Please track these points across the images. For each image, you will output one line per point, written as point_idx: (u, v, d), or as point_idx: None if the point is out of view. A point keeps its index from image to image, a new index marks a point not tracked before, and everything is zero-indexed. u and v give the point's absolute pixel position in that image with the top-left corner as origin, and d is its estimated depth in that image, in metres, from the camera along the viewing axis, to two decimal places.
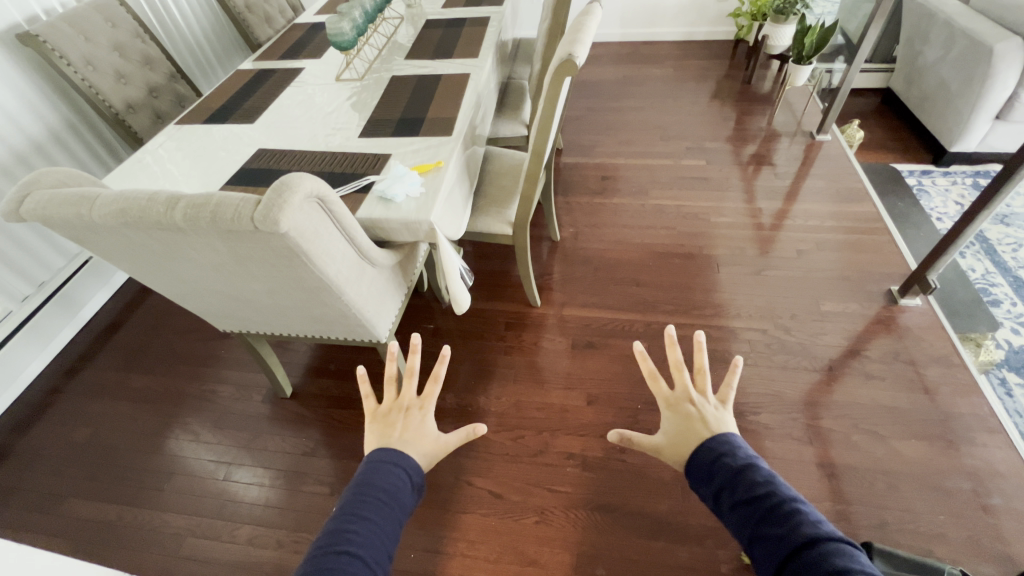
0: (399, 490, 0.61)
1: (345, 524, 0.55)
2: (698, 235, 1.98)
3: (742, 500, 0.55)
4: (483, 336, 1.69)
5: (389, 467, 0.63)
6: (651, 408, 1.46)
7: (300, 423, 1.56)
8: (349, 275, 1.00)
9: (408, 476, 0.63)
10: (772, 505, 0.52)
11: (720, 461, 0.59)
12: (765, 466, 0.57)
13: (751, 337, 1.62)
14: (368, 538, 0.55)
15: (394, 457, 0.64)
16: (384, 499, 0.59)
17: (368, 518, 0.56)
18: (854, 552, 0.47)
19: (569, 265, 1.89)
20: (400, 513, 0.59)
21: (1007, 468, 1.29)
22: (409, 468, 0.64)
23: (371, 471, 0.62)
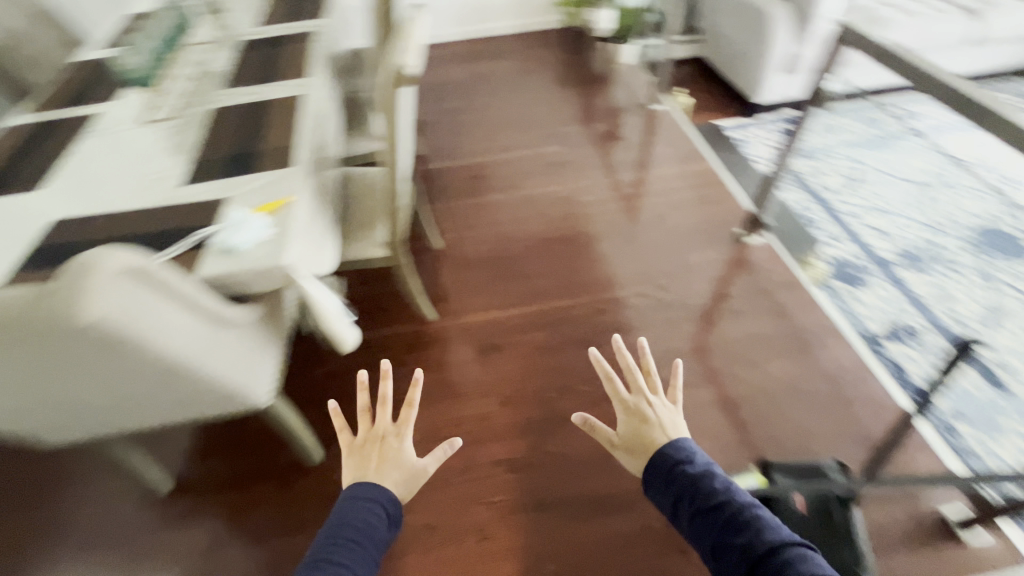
0: (377, 527, 0.71)
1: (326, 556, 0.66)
2: (571, 217, 2.07)
3: (698, 503, 0.70)
4: (382, 365, 1.60)
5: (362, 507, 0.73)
6: (564, 393, 1.50)
7: (192, 518, 1.34)
8: (201, 345, 0.87)
9: (386, 515, 0.73)
10: (724, 507, 0.68)
11: (680, 469, 0.74)
12: (718, 472, 0.73)
13: (636, 302, 1.73)
14: (343, 565, 0.65)
15: (368, 497, 0.74)
16: (364, 534, 0.70)
17: (348, 549, 0.67)
18: (811, 555, 0.60)
19: (456, 272, 1.87)
20: (371, 548, 0.69)
21: (850, 362, 1.54)
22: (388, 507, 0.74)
23: (346, 511, 0.72)
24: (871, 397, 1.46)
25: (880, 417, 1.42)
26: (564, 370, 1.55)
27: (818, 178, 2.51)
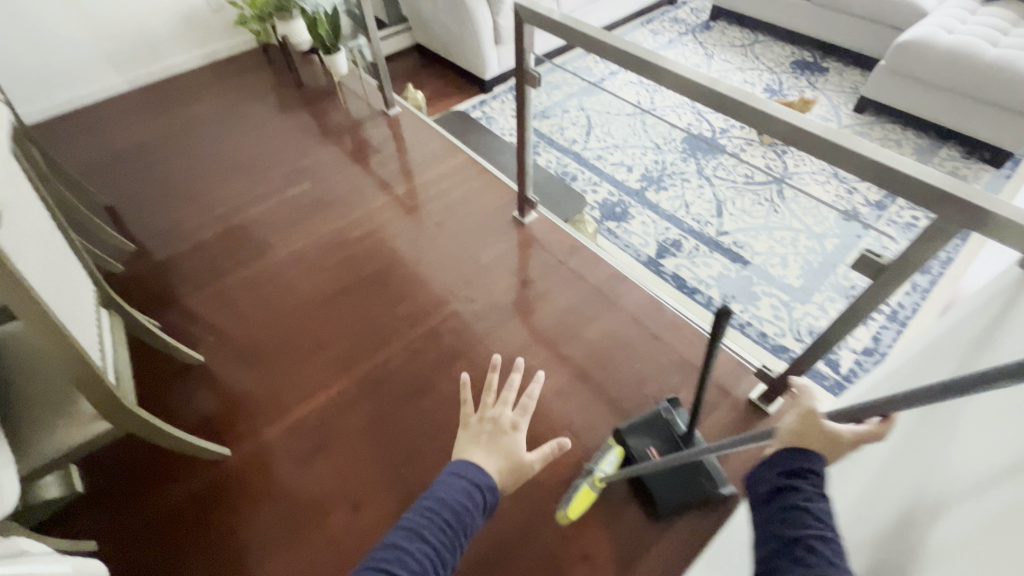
0: (466, 521, 0.79)
1: (413, 545, 0.74)
2: (349, 258, 1.85)
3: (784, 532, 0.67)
4: (180, 547, 1.21)
5: (483, 485, 0.84)
6: (413, 460, 1.34)
7: None
8: None
9: (480, 505, 0.82)
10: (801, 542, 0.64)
11: (800, 488, 0.68)
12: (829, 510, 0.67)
13: (451, 325, 1.63)
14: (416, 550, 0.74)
15: (485, 476, 0.85)
16: (457, 520, 0.79)
17: (428, 542, 0.75)
18: None
19: (237, 379, 1.51)
20: (456, 538, 0.78)
21: (644, 299, 1.70)
22: (491, 494, 0.84)
23: (477, 483, 0.84)
24: (670, 322, 1.64)
25: (683, 337, 1.60)
26: (405, 436, 1.38)
27: None
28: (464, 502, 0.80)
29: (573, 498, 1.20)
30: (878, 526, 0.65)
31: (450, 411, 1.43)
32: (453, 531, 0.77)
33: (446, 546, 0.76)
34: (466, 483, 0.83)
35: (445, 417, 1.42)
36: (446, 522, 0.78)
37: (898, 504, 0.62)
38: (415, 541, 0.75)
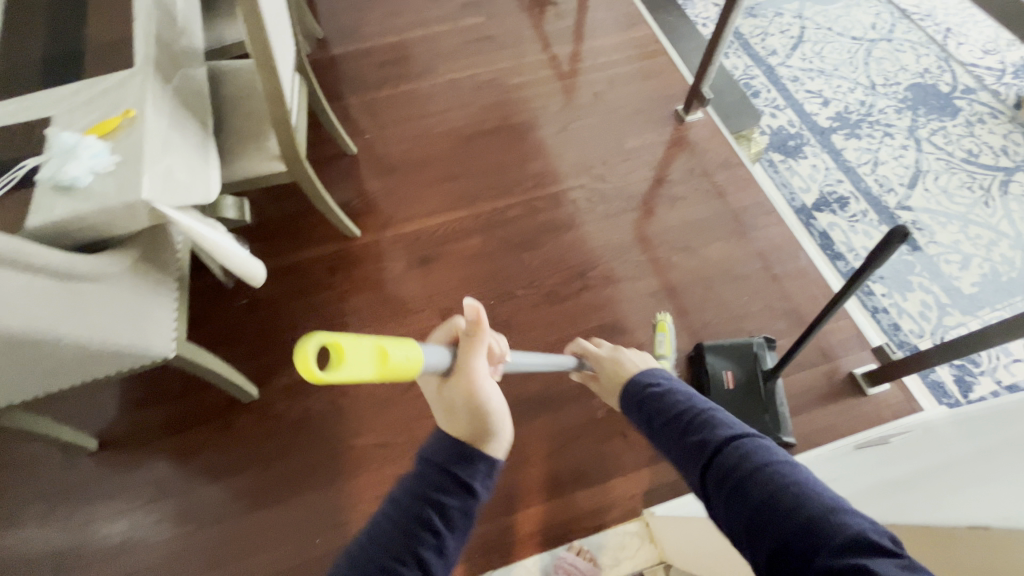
0: (437, 524, 0.57)
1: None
2: (497, 104, 1.85)
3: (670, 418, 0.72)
4: (309, 291, 1.48)
5: (451, 462, 0.61)
6: (502, 301, 1.45)
7: (127, 471, 1.26)
8: (54, 312, 0.73)
9: (456, 484, 0.60)
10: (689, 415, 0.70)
11: (672, 404, 0.73)
12: (708, 402, 0.70)
13: (574, 197, 1.63)
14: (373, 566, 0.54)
15: (457, 449, 0.62)
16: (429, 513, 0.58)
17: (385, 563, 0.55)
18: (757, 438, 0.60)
19: (375, 178, 1.67)
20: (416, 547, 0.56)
21: (783, 239, 1.56)
22: (473, 470, 0.61)
23: (439, 464, 0.61)
24: (800, 272, 1.51)
25: (807, 291, 1.48)
26: (502, 276, 1.49)
27: (763, 40, 2.35)
28: (426, 497, 0.59)
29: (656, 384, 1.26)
30: (871, 485, 0.78)
31: (547, 271, 1.50)
32: (424, 534, 0.57)
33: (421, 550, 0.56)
34: (426, 475, 0.60)
35: (541, 276, 1.49)
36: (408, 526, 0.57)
37: (896, 482, 0.69)
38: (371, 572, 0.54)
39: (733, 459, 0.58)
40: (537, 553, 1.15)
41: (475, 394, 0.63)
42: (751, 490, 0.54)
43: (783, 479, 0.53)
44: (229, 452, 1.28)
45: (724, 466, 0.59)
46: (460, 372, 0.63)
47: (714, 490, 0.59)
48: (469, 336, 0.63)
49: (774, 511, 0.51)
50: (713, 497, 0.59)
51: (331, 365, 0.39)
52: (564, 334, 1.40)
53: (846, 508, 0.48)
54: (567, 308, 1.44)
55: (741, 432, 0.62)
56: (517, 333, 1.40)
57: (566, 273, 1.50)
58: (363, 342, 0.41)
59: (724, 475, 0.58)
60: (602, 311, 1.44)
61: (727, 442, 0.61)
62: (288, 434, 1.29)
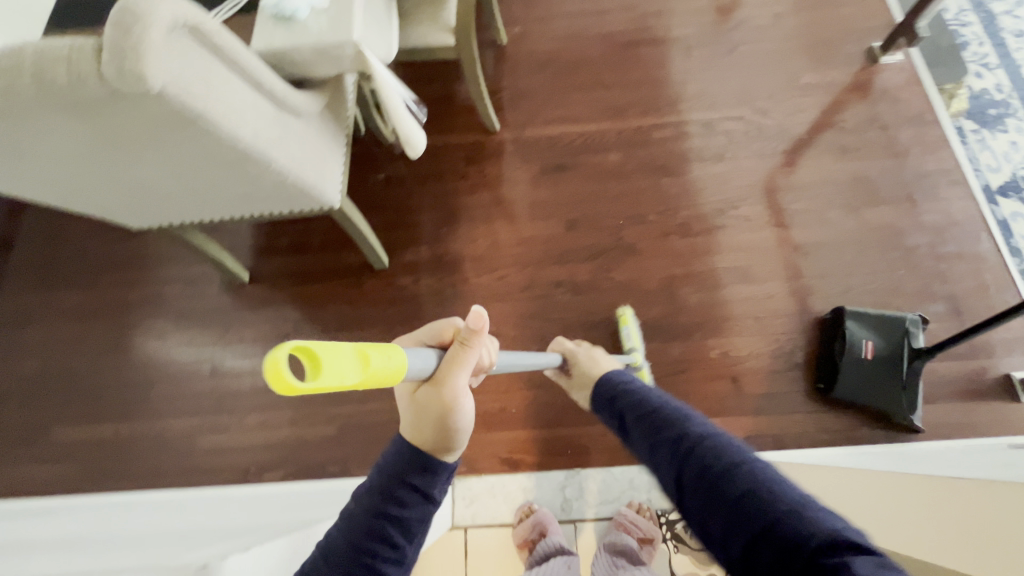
0: (391, 539, 0.51)
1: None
2: (661, 12, 1.68)
3: (638, 416, 0.67)
4: (443, 178, 1.50)
5: (404, 474, 0.54)
6: (631, 223, 1.41)
7: (268, 307, 1.40)
8: (272, 136, 0.78)
9: (421, 487, 0.54)
10: (653, 415, 0.65)
11: (639, 403, 0.69)
12: (680, 400, 0.65)
13: (728, 129, 1.50)
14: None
15: (415, 459, 0.54)
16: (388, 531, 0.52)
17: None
18: (723, 438, 0.56)
19: (520, 75, 1.61)
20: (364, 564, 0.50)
21: (963, 216, 1.37)
22: (432, 480, 0.55)
23: (391, 476, 0.54)
24: (973, 256, 1.33)
25: (976, 279, 1.31)
26: (636, 198, 1.43)
27: None
28: (380, 512, 0.52)
29: (630, 335, 1.25)
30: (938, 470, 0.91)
31: (683, 202, 1.42)
32: (381, 548, 0.51)
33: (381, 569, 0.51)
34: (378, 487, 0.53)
35: (676, 206, 1.42)
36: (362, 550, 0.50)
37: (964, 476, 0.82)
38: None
39: (711, 458, 0.53)
40: (624, 465, 1.17)
41: (450, 408, 0.54)
42: (722, 492, 0.50)
43: (753, 478, 0.49)
44: (355, 310, 1.38)
45: (695, 463, 0.54)
46: (441, 382, 0.54)
47: (687, 488, 0.54)
48: (461, 342, 0.54)
49: (748, 508, 0.47)
50: (684, 495, 0.54)
51: (305, 378, 0.32)
52: (690, 269, 1.35)
53: (818, 507, 0.46)
54: (698, 244, 1.38)
55: (710, 430, 0.58)
56: (642, 259, 1.37)
57: (704, 207, 1.42)
58: (344, 351, 0.36)
59: (692, 471, 0.54)
60: (735, 254, 1.36)
61: (699, 437, 0.57)
62: (408, 305, 1.37)
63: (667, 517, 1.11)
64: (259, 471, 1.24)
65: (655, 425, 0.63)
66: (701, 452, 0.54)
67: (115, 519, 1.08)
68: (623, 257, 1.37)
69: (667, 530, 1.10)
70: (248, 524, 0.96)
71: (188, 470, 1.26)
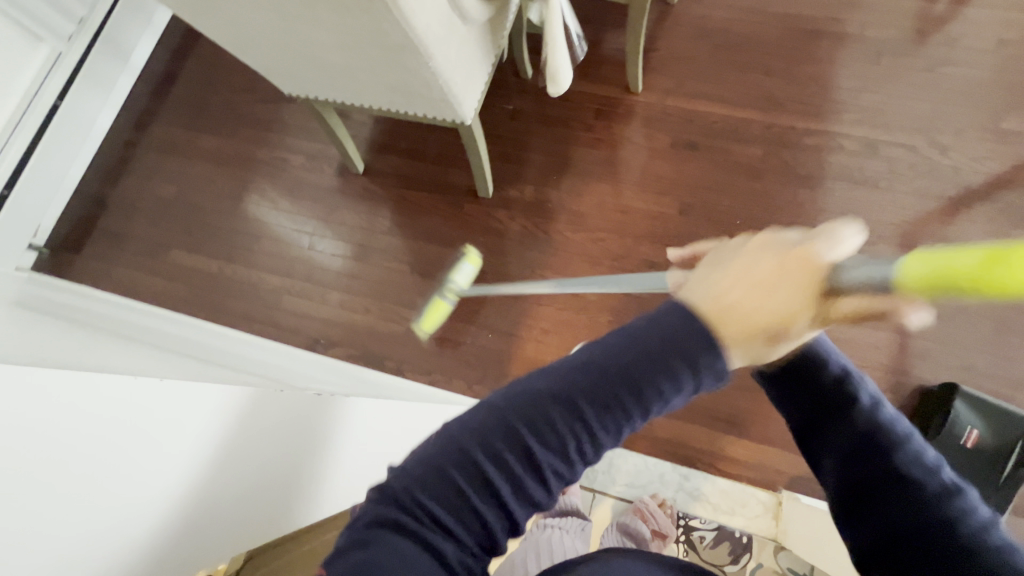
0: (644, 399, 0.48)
1: (487, 438, 0.47)
2: (862, 3, 1.47)
3: (821, 389, 0.55)
4: (569, 124, 1.46)
5: (700, 349, 0.48)
6: (748, 225, 1.32)
7: (372, 202, 1.46)
8: (440, 32, 0.79)
9: (670, 391, 0.48)
10: (850, 400, 0.54)
11: (824, 375, 0.55)
12: (870, 381, 0.55)
13: (892, 155, 1.33)
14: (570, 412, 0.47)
15: (704, 329, 0.48)
16: (589, 399, 0.48)
17: (521, 445, 0.47)
18: (919, 448, 0.51)
19: (680, 38, 1.50)
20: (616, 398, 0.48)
21: None
22: (710, 361, 0.48)
23: (687, 342, 0.48)
24: None
25: None
26: (762, 201, 1.33)
27: None
28: (650, 373, 0.48)
29: None
30: None
31: (813, 220, 1.30)
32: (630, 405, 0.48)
33: (572, 436, 0.47)
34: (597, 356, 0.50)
35: (803, 222, 1.31)
36: (570, 417, 0.48)
37: None
38: (493, 433, 0.47)
39: (879, 468, 0.50)
40: (659, 458, 1.16)
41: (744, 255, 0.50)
42: (915, 520, 0.48)
43: (942, 511, 0.47)
44: (448, 228, 1.41)
45: (884, 478, 0.50)
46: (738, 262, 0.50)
47: (854, 495, 0.51)
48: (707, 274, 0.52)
49: (932, 557, 0.46)
50: (854, 517, 0.51)
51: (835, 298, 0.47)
52: None
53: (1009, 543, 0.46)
54: None
55: (906, 433, 0.52)
56: None
57: None
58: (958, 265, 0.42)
59: (885, 482, 0.50)
60: None
61: (895, 445, 0.51)
62: (498, 239, 1.38)
63: (686, 521, 1.10)
64: (326, 344, 1.35)
65: (836, 405, 0.54)
66: (874, 454, 0.51)
67: (189, 326, 1.17)
68: None
69: (683, 533, 1.09)
70: (306, 376, 1.03)
71: (268, 324, 1.38)
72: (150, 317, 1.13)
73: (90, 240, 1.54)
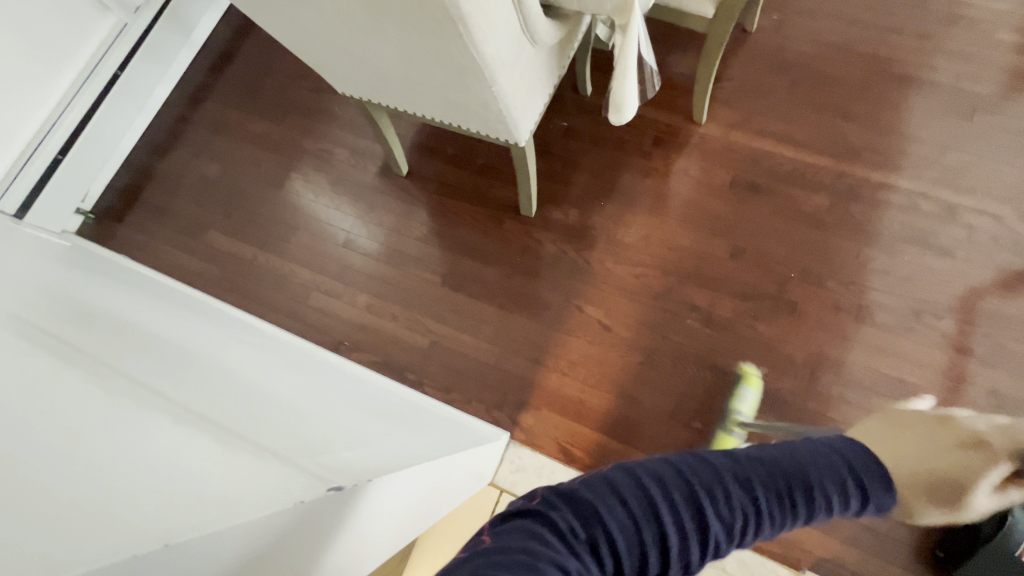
0: (788, 508, 0.50)
1: (673, 479, 0.47)
2: (960, 53, 1.35)
3: None
4: (623, 148, 1.39)
5: (816, 471, 0.52)
6: (803, 279, 1.23)
7: (412, 205, 1.44)
8: (509, 58, 0.75)
9: (816, 500, 0.51)
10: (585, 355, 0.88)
11: None
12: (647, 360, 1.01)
13: (972, 223, 1.22)
14: (744, 495, 0.48)
15: (828, 467, 0.52)
16: (738, 491, 0.48)
17: (694, 492, 0.47)
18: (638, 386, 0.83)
19: (755, 70, 1.41)
20: (783, 507, 0.49)
21: None
22: (811, 489, 0.51)
23: (797, 460, 0.52)
24: None
25: None
26: (820, 255, 1.25)
27: None
28: (781, 467, 0.51)
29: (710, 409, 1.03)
30: None
31: (874, 283, 1.21)
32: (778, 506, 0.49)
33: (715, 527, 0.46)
34: (782, 454, 0.52)
35: (864, 283, 1.21)
36: (743, 484, 0.48)
37: None
38: (639, 488, 0.46)
39: None
40: None
41: None
42: None
43: None
44: (485, 242, 1.37)
45: None
46: None
47: None
48: None
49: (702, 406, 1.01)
50: None
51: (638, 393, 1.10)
52: (846, 358, 1.17)
53: None
54: (868, 335, 1.18)
55: None
56: (797, 322, 1.20)
57: (897, 299, 1.20)
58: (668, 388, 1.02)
59: None
60: (908, 365, 1.15)
61: None
62: (535, 261, 1.33)
63: None
64: (350, 348, 1.33)
65: None
66: None
67: (207, 322, 1.12)
68: (777, 311, 1.22)
69: None
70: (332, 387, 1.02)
71: (296, 318, 1.38)
72: (172, 308, 1.10)
73: (133, 210, 1.56)
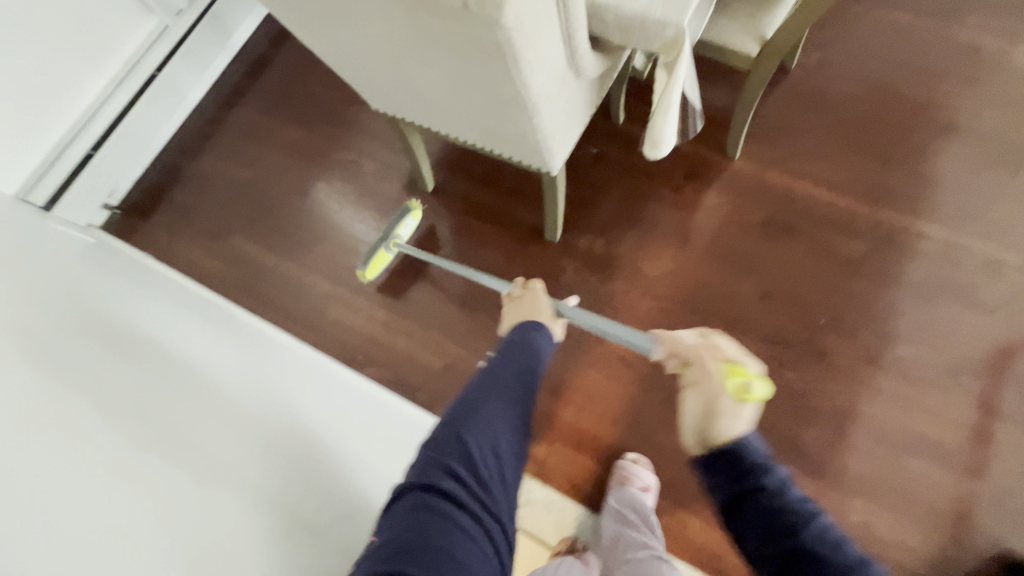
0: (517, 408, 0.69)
1: (449, 443, 0.63)
2: (1011, 103, 1.31)
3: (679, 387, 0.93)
4: (654, 179, 1.37)
5: (483, 396, 0.68)
6: (834, 327, 1.19)
7: (436, 223, 1.42)
8: (552, 92, 0.74)
9: (499, 390, 0.69)
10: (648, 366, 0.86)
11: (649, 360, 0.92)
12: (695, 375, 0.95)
13: (1015, 280, 1.18)
14: (491, 417, 0.66)
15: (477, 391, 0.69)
16: (494, 418, 0.66)
17: (469, 441, 0.63)
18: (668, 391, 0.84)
19: (793, 108, 1.38)
20: (511, 407, 0.68)
21: None
22: (491, 395, 0.68)
23: (478, 393, 0.69)
24: None
25: None
26: (853, 303, 1.20)
27: None
28: (479, 392, 0.69)
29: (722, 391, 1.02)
30: None
31: (909, 336, 1.17)
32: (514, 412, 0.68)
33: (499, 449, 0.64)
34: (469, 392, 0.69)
35: (898, 335, 1.17)
36: (483, 413, 0.66)
37: None
38: (439, 464, 0.61)
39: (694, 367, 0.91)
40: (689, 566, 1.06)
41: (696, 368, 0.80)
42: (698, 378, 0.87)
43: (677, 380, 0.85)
44: (507, 265, 1.35)
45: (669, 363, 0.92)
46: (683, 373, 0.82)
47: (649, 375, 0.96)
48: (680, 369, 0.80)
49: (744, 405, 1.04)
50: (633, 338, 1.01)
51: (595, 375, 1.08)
52: (876, 413, 1.12)
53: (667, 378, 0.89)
54: (900, 390, 1.13)
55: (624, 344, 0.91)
56: (825, 372, 1.16)
57: (933, 354, 1.15)
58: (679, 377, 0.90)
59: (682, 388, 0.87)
60: (942, 425, 1.10)
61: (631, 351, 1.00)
62: (557, 288, 1.31)
63: None
64: (364, 363, 1.31)
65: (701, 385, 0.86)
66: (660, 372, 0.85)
67: (213, 323, 1.08)
68: (804, 358, 1.18)
69: None
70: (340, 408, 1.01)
71: (312, 329, 1.37)
72: (179, 308, 1.07)
73: (159, 208, 1.57)
